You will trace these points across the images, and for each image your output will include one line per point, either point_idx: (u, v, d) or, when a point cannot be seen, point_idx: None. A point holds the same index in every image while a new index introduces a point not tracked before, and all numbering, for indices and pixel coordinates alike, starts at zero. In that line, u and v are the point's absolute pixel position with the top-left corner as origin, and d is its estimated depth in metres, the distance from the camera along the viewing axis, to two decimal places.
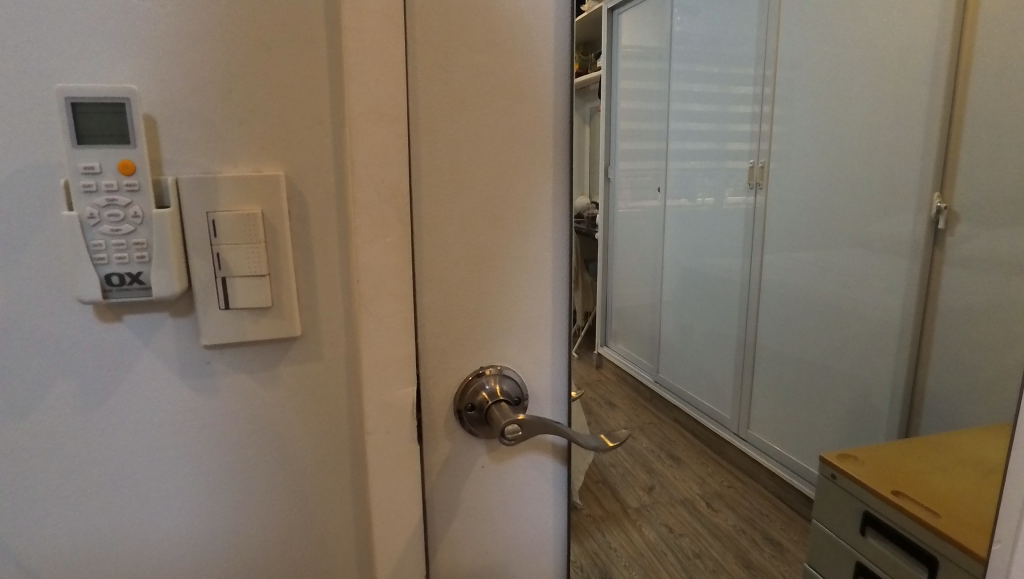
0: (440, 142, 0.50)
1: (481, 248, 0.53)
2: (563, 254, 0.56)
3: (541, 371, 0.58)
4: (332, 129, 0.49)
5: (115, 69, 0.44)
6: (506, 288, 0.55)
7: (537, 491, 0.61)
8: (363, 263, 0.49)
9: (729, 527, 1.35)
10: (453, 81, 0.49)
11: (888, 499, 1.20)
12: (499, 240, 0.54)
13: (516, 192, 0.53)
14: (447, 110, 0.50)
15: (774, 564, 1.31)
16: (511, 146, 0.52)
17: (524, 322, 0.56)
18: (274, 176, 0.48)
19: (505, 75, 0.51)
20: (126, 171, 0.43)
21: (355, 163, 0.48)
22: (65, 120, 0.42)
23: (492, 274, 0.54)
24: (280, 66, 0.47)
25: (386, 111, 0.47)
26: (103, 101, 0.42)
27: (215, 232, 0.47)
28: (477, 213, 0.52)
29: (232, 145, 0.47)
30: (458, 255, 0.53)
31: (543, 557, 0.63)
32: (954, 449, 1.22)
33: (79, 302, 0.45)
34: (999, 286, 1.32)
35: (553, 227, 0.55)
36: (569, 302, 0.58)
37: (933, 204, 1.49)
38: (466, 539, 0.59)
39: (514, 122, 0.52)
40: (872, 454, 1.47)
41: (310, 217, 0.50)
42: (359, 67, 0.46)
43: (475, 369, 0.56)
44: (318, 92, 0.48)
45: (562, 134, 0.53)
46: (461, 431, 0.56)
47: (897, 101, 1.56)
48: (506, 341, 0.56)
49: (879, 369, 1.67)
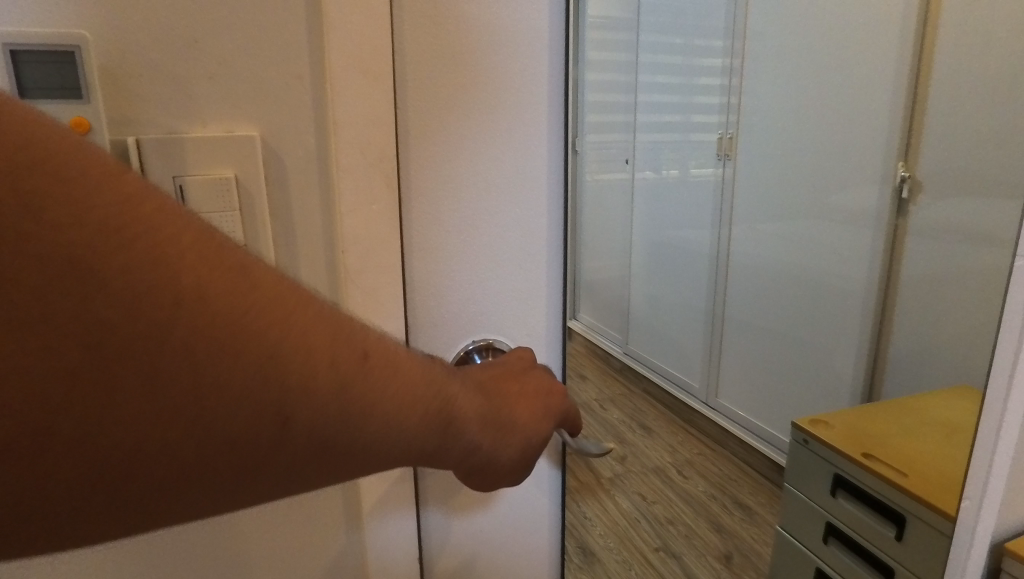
0: (428, 100, 0.46)
1: (473, 216, 0.49)
2: (560, 221, 0.53)
3: (538, 349, 0.55)
4: (310, 84, 0.45)
5: (59, 14, 0.39)
6: (498, 258, 0.51)
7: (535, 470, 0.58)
8: (348, 231, 0.46)
9: (699, 494, 1.37)
10: (439, 30, 0.45)
11: (860, 461, 1.22)
12: (494, 205, 0.50)
13: (513, 155, 0.49)
14: (436, 64, 0.46)
15: (743, 527, 1.35)
16: (502, 103, 0.48)
17: (522, 295, 0.53)
18: (249, 137, 0.44)
19: (500, 24, 0.46)
20: (80, 128, 0.38)
21: (337, 121, 0.44)
22: (4, 71, 0.37)
23: (483, 243, 0.50)
24: (252, 12, 0.43)
25: (371, 65, 0.43)
26: (49, 49, 0.37)
27: (183, 199, 0.42)
28: (469, 178, 0.49)
29: (199, 102, 0.43)
30: (448, 224, 0.49)
31: (538, 540, 0.59)
32: (921, 408, 1.23)
33: None
34: (949, 254, 1.35)
35: (548, 192, 0.51)
36: (565, 274, 0.55)
37: (898, 173, 1.50)
38: (456, 521, 0.56)
39: (506, 76, 0.47)
40: (842, 418, 1.47)
41: (289, 181, 0.46)
42: (338, 16, 0.42)
43: (468, 343, 0.52)
44: (297, 41, 0.44)
45: (556, 90, 0.49)
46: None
47: (867, 71, 1.56)
48: (504, 315, 0.53)
49: (842, 338, 1.69)
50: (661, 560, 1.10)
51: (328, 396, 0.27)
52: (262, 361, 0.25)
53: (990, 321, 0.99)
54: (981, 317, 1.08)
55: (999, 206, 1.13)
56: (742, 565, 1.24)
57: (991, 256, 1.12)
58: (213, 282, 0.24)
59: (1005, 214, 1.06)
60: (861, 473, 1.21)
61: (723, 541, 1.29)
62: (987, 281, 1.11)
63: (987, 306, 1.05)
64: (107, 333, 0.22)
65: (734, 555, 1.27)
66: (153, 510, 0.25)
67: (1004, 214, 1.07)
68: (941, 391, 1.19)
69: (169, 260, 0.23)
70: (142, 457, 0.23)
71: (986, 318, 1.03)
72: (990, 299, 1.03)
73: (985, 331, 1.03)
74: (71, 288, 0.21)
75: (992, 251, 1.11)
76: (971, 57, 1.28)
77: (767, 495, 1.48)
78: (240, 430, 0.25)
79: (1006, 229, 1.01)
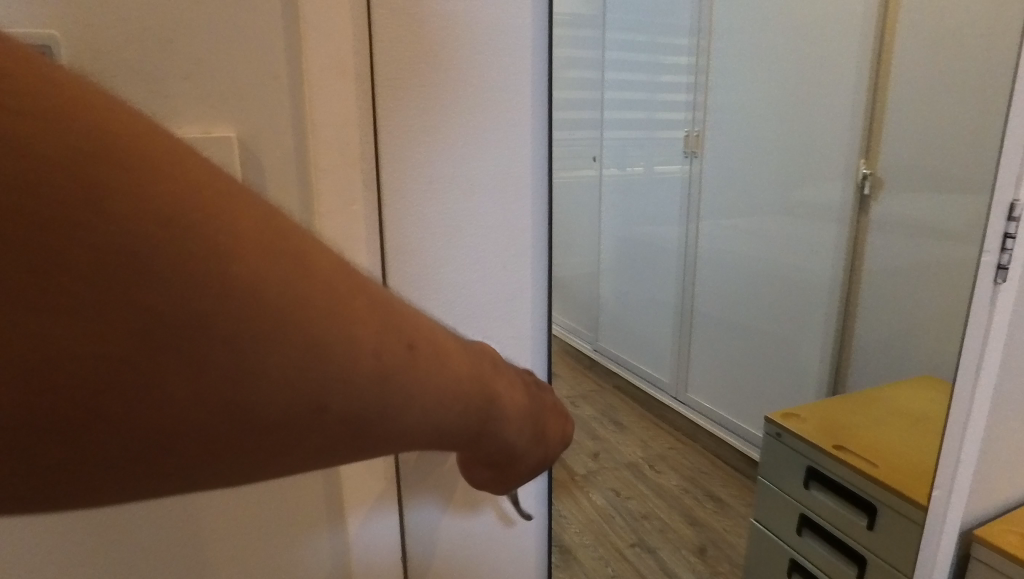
0: (409, 100, 0.46)
1: (458, 217, 0.49)
2: (543, 223, 0.53)
3: (524, 353, 0.55)
4: (288, 85, 0.44)
5: (29, 13, 0.38)
6: (483, 261, 0.51)
7: None
8: (329, 234, 0.46)
9: (672, 486, 1.36)
10: (419, 32, 0.45)
11: (832, 453, 1.26)
12: (480, 205, 0.50)
13: (498, 155, 0.50)
14: (416, 64, 0.46)
15: (715, 520, 1.35)
16: (484, 105, 0.48)
17: (506, 297, 0.53)
18: (226, 137, 0.43)
19: (480, 24, 0.47)
20: None
21: (316, 123, 0.44)
22: None
23: (467, 245, 0.50)
24: (228, 9, 0.42)
25: (348, 63, 0.44)
26: (17, 46, 0.38)
27: None
28: (454, 178, 0.49)
29: (175, 103, 0.42)
30: (434, 225, 0.49)
31: (520, 538, 0.61)
32: (886, 400, 1.27)
33: None
34: (902, 253, 1.37)
35: (533, 193, 0.51)
36: (549, 276, 0.55)
37: (860, 170, 1.54)
38: (438, 522, 0.57)
39: (488, 78, 0.48)
40: (812, 410, 1.50)
41: (267, 183, 0.45)
42: (316, 14, 0.42)
43: None
44: (275, 40, 0.43)
45: (538, 91, 0.50)
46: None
47: (831, 70, 1.59)
48: (489, 318, 0.53)
49: (806, 330, 1.74)
50: (637, 556, 1.11)
51: (370, 382, 0.26)
52: (308, 343, 0.24)
53: (951, 314, 1.03)
54: (941, 311, 1.11)
55: (953, 202, 1.17)
56: (715, 557, 1.27)
57: (947, 252, 1.16)
58: (259, 253, 0.23)
59: (962, 211, 1.09)
60: (833, 464, 1.24)
61: (696, 534, 1.30)
62: (945, 275, 1.15)
63: (947, 300, 1.09)
64: (147, 303, 0.20)
65: (707, 546, 1.29)
66: (179, 486, 0.23)
67: (960, 211, 1.12)
68: (904, 381, 1.23)
69: (214, 227, 0.22)
70: (178, 437, 0.22)
71: (945, 311, 1.07)
72: (949, 293, 1.07)
73: (946, 324, 1.06)
74: (127, 271, 0.20)
75: (949, 247, 1.15)
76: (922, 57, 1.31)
77: (738, 486, 1.46)
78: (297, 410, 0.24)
79: (964, 226, 1.05)
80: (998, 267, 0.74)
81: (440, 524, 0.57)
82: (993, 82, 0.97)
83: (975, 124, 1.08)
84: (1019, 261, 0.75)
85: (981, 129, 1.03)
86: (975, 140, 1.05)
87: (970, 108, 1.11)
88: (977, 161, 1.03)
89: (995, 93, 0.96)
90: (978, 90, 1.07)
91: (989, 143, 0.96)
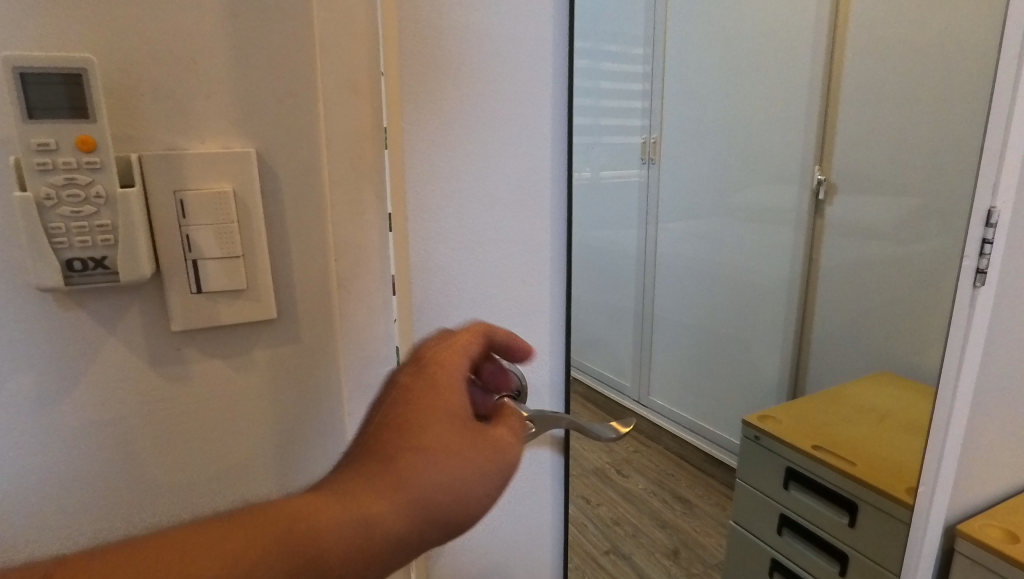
0: (422, 122, 0.49)
1: (468, 230, 0.53)
2: (552, 235, 0.57)
3: (541, 366, 0.59)
4: (305, 102, 0.47)
5: (62, 34, 0.40)
6: (504, 273, 0.56)
7: (535, 485, 0.60)
8: (341, 241, 0.51)
9: (643, 489, 1.20)
10: (450, 62, 0.50)
11: (809, 452, 1.24)
12: (486, 218, 0.53)
13: (501, 171, 0.53)
14: (426, 88, 0.49)
15: (685, 521, 1.26)
16: (504, 130, 0.53)
17: (519, 307, 0.56)
18: (245, 152, 0.46)
19: (488, 48, 0.50)
20: (85, 146, 0.40)
21: (329, 138, 0.49)
22: (13, 90, 0.38)
23: (489, 258, 0.55)
24: (249, 32, 0.45)
25: (359, 83, 0.48)
26: (56, 71, 0.39)
27: (183, 212, 0.45)
28: (464, 194, 0.52)
29: (197, 119, 0.45)
30: (447, 238, 0.53)
31: (539, 548, 0.63)
32: (855, 397, 1.28)
33: (36, 290, 0.42)
34: (854, 248, 1.47)
35: (549, 210, 0.56)
36: (564, 291, 0.60)
37: (815, 176, 1.63)
38: (464, 542, 0.57)
39: (509, 106, 0.52)
40: (787, 409, 1.45)
41: (283, 193, 0.48)
42: (329, 39, 0.47)
43: None
44: (293, 62, 0.47)
45: (558, 119, 0.55)
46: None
47: (789, 81, 1.69)
48: None
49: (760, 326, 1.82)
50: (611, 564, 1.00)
51: None
52: None
53: (913, 313, 1.11)
54: (896, 310, 1.20)
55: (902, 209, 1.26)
56: (688, 559, 1.20)
57: (897, 254, 1.25)
58: None
59: (912, 216, 1.18)
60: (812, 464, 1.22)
61: (668, 536, 1.22)
62: (897, 276, 1.24)
63: (902, 299, 1.17)
64: None
65: (680, 549, 1.21)
66: None
67: (910, 216, 1.20)
68: (873, 376, 1.25)
69: None
70: None
71: (904, 309, 1.15)
72: (908, 292, 1.15)
73: (903, 321, 1.15)
74: None
75: (899, 248, 1.24)
76: (867, 69, 1.41)
77: (704, 485, 1.36)
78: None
79: (918, 230, 1.13)
80: (978, 271, 0.83)
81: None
82: (949, 96, 1.05)
83: (924, 135, 1.16)
84: (1001, 264, 0.83)
85: (932, 140, 1.11)
86: (927, 150, 1.13)
87: (918, 121, 1.20)
88: (930, 170, 1.11)
89: (950, 107, 1.04)
90: (927, 104, 1.15)
91: (946, 153, 1.03)
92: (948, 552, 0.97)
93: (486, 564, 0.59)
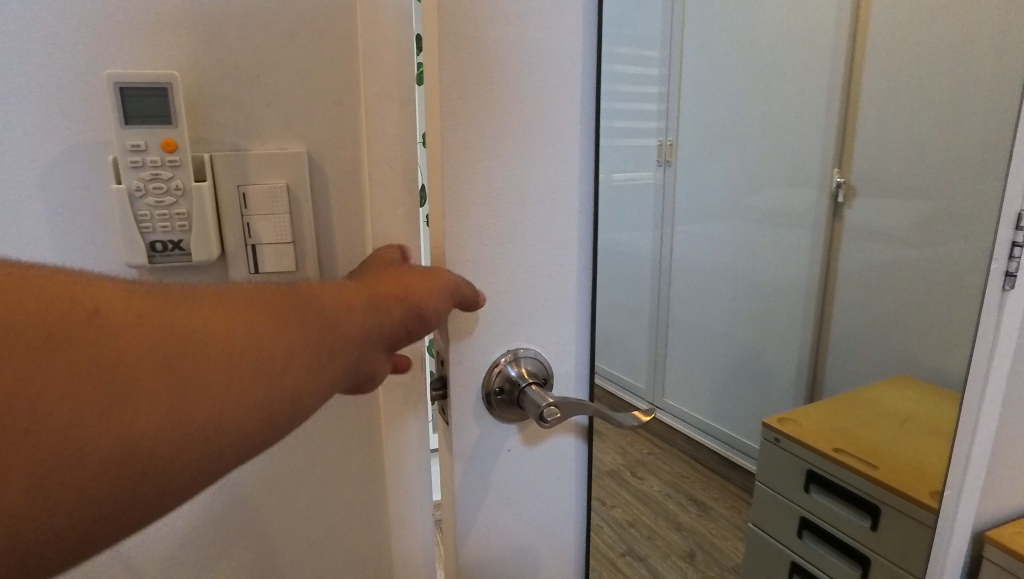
0: (467, 122, 0.48)
1: (505, 226, 0.52)
2: (590, 236, 0.56)
3: (565, 357, 0.57)
4: (349, 109, 0.55)
5: (150, 56, 0.48)
6: (530, 276, 0.54)
7: (562, 472, 0.60)
8: (379, 234, 0.57)
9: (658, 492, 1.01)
10: (485, 54, 0.48)
11: (829, 454, 1.12)
12: (524, 217, 0.52)
13: (542, 167, 0.52)
14: (473, 87, 0.48)
15: (701, 524, 1.09)
16: (539, 120, 0.51)
17: (552, 303, 0.55)
18: (298, 153, 0.53)
19: (536, 47, 0.49)
20: (169, 147, 0.48)
21: (371, 140, 0.55)
22: (113, 102, 0.46)
23: (518, 257, 0.53)
24: (300, 50, 0.53)
25: (396, 93, 0.55)
26: (147, 85, 0.47)
27: (245, 204, 0.52)
28: (504, 192, 0.51)
29: (258, 124, 0.53)
30: (486, 235, 0.52)
31: (564, 535, 0.62)
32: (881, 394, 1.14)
33: (125, 267, 0.50)
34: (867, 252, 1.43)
35: (581, 212, 0.54)
36: (592, 289, 0.58)
37: (833, 179, 1.55)
38: (491, 523, 0.58)
39: (545, 94, 0.51)
40: (807, 410, 1.30)
41: (329, 189, 0.56)
42: (372, 54, 0.54)
43: (496, 356, 0.54)
44: (339, 76, 0.54)
45: (587, 112, 0.53)
46: (490, 415, 0.55)
47: (805, 83, 1.62)
48: (538, 323, 0.55)
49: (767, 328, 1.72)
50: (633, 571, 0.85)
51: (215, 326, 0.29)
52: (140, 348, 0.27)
53: (931, 327, 1.03)
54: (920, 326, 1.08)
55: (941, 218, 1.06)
56: (705, 563, 1.06)
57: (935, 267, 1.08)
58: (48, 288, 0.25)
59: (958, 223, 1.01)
60: (835, 469, 1.10)
61: (682, 539, 1.05)
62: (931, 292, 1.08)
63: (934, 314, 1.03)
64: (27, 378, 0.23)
65: (696, 551, 1.06)
66: (168, 482, 0.27)
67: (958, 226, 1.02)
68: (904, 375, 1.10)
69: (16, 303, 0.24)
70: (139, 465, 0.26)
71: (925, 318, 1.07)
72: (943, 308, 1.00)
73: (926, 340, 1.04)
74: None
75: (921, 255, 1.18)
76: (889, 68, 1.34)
77: (720, 486, 1.18)
78: (209, 410, 0.28)
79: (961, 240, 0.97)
80: (1006, 275, 0.73)
81: (478, 502, 0.57)
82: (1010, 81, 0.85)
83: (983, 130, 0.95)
84: None
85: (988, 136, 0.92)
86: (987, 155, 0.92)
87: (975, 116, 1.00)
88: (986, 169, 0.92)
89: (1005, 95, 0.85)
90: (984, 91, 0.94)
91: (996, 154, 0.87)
92: (975, 560, 0.86)
93: (513, 544, 0.59)
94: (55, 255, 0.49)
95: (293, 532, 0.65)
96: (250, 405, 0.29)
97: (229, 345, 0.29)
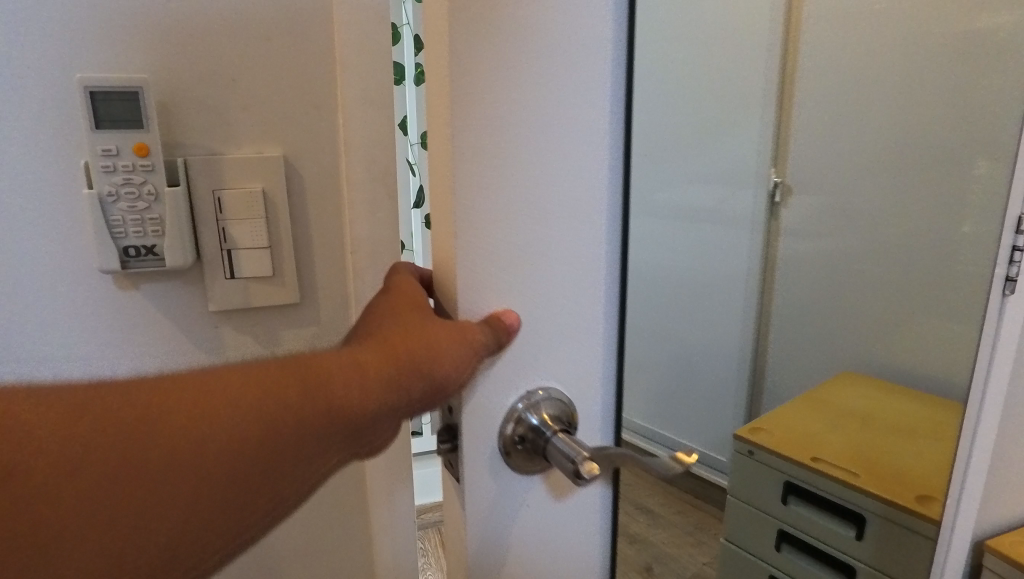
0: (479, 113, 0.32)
1: (529, 256, 0.36)
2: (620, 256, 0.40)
3: (593, 394, 0.41)
4: (327, 113, 0.54)
5: (122, 60, 0.48)
6: (557, 319, 0.38)
7: (582, 518, 0.43)
8: (358, 237, 0.57)
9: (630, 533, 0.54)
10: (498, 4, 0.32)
11: (807, 463, 1.01)
12: (556, 241, 0.37)
13: (583, 172, 0.37)
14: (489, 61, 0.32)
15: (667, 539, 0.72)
16: (565, 79, 0.35)
17: (579, 343, 0.40)
18: (274, 157, 0.53)
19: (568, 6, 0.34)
20: (141, 152, 0.47)
21: (349, 144, 0.55)
22: (84, 106, 0.46)
23: (533, 266, 0.36)
24: (276, 53, 0.52)
25: (375, 97, 0.55)
26: (118, 89, 0.46)
27: (221, 209, 0.52)
28: (529, 210, 0.35)
29: (235, 128, 0.52)
30: (503, 269, 0.36)
31: None
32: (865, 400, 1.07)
33: (99, 273, 0.50)
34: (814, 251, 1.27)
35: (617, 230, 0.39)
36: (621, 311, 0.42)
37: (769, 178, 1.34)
38: None
39: (567, 39, 0.34)
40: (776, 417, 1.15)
41: (306, 194, 0.55)
42: (350, 58, 0.53)
43: (508, 396, 0.37)
44: (316, 78, 0.53)
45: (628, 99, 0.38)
46: (506, 471, 0.38)
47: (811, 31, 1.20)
48: (563, 368, 0.39)
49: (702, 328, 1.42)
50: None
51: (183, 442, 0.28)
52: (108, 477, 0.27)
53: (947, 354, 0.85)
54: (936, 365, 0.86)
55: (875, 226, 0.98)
56: None
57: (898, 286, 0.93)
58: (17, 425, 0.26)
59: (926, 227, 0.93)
60: (826, 482, 0.98)
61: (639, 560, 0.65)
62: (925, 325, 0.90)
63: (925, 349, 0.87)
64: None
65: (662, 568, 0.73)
66: None
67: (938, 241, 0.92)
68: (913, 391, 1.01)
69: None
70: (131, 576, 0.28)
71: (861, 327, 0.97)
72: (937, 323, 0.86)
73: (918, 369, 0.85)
74: None
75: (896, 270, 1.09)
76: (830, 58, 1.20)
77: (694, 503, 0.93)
78: (180, 526, 0.28)
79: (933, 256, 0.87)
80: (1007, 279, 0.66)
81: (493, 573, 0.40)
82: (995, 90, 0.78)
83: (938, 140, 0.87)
84: None
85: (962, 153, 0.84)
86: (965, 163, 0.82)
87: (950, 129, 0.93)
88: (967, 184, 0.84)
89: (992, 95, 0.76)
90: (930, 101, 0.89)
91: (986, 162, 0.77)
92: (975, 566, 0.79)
93: None
94: (30, 261, 0.49)
95: (279, 543, 0.64)
96: (230, 513, 0.29)
97: (200, 458, 0.28)
